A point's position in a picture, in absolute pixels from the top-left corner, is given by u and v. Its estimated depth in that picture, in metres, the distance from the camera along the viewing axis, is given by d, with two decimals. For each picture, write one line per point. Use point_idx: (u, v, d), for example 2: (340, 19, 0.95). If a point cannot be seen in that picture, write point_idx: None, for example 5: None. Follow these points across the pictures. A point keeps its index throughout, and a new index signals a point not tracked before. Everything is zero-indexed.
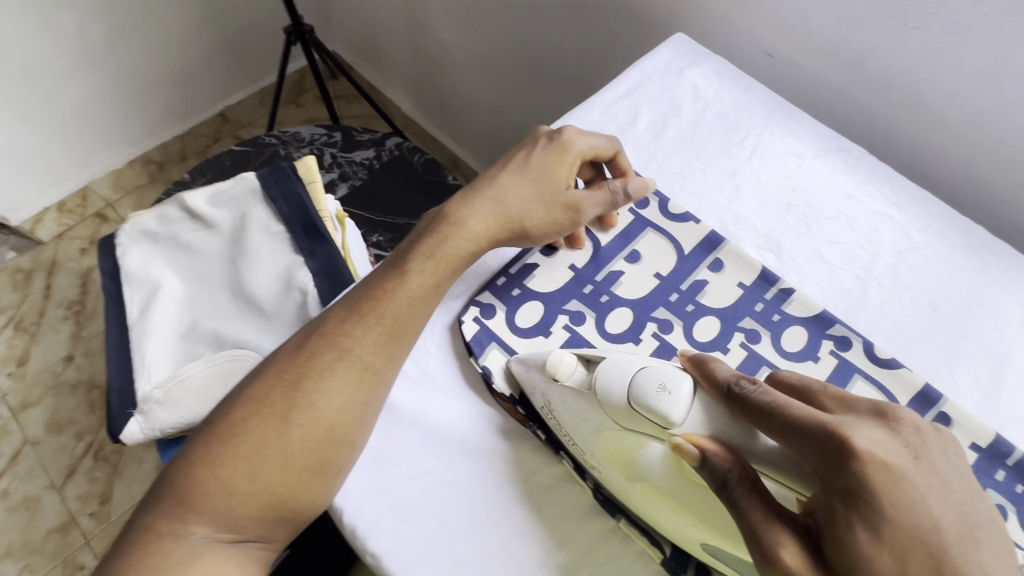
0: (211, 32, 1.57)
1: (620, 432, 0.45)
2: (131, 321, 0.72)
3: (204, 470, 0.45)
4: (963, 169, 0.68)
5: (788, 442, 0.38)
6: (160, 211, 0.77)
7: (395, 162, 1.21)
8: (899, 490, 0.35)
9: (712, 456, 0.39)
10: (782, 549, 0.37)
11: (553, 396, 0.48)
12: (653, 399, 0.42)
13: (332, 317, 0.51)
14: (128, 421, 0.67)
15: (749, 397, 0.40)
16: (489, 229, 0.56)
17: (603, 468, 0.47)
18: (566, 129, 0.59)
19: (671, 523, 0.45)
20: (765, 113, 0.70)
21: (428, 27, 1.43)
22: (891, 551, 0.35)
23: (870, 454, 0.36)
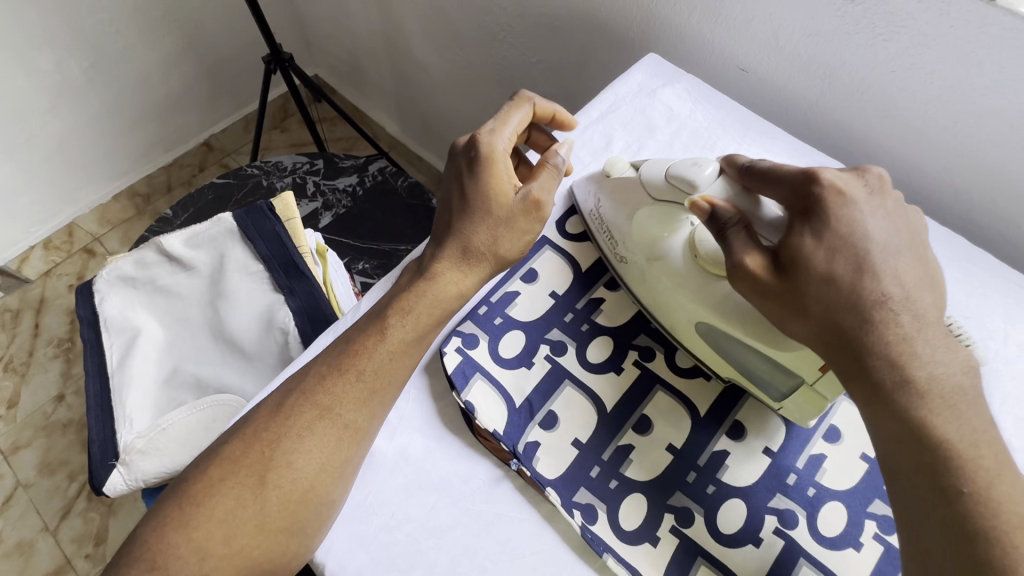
0: (192, 63, 1.57)
1: (654, 207, 0.55)
2: (111, 370, 0.71)
3: (176, 535, 0.44)
4: (941, 177, 0.68)
5: (774, 190, 0.49)
6: (136, 255, 0.76)
7: (378, 187, 1.21)
8: (847, 208, 0.44)
9: (720, 210, 0.48)
10: (746, 256, 0.46)
11: (603, 192, 0.59)
12: (685, 171, 0.51)
13: (310, 373, 0.49)
14: (110, 473, 0.66)
15: (756, 167, 0.50)
16: (458, 262, 0.53)
17: (629, 257, 0.57)
18: (476, 139, 0.54)
19: (679, 309, 0.53)
20: (740, 131, 0.69)
21: (407, 50, 1.43)
22: (827, 249, 0.44)
23: (832, 183, 0.45)
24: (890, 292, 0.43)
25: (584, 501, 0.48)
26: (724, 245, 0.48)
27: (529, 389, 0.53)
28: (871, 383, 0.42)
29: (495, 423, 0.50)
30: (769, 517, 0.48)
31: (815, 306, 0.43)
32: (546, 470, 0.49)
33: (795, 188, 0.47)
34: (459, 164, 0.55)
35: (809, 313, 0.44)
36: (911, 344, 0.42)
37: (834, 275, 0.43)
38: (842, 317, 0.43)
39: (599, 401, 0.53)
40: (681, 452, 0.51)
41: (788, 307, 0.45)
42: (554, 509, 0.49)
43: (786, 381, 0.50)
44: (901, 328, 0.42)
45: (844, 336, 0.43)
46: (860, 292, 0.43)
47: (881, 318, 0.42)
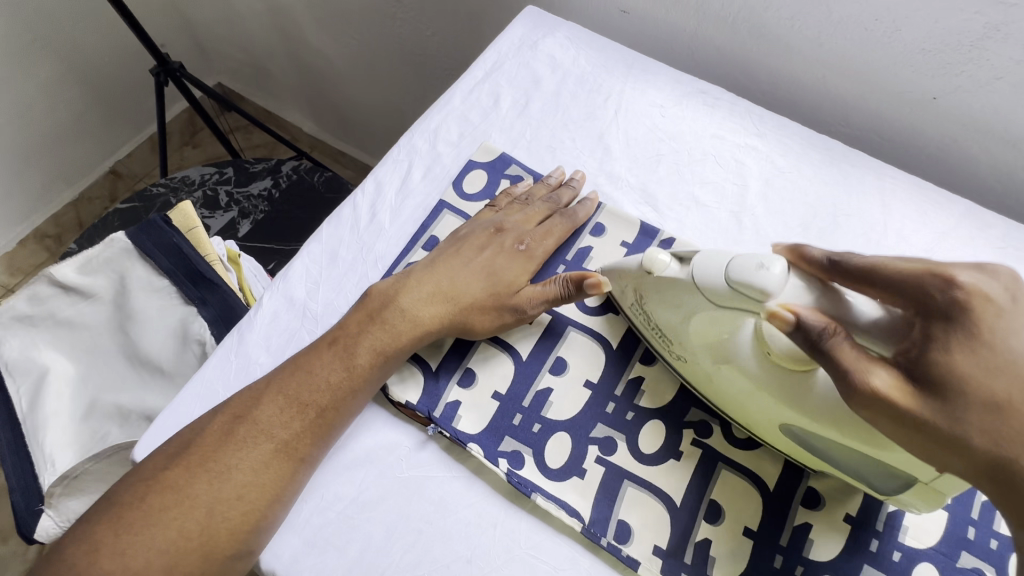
0: (77, 86, 1.46)
1: (714, 311, 0.44)
2: (22, 414, 0.66)
3: (106, 564, 0.41)
4: (818, 88, 0.71)
5: (884, 293, 0.40)
6: (27, 291, 0.70)
7: (295, 187, 1.17)
8: (996, 318, 0.37)
9: (810, 322, 0.37)
10: (870, 376, 0.36)
11: (646, 285, 0.49)
12: (755, 275, 0.40)
13: (267, 399, 0.47)
14: (38, 519, 0.62)
15: (851, 264, 0.41)
16: (439, 313, 0.52)
17: (690, 357, 0.48)
18: (532, 240, 0.56)
19: (760, 411, 0.45)
20: (624, 70, 0.70)
21: (303, 41, 1.38)
22: (985, 369, 0.36)
23: (972, 289, 0.37)
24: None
25: (510, 449, 0.49)
26: (829, 365, 0.37)
27: (444, 353, 0.53)
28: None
29: (408, 394, 0.51)
30: (687, 431, 0.50)
31: (976, 436, 0.35)
32: (468, 427, 0.50)
33: (916, 295, 0.38)
34: (503, 239, 0.56)
35: (967, 443, 0.35)
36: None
37: (998, 400, 0.35)
38: (1010, 448, 0.34)
39: (514, 351, 0.53)
40: (599, 385, 0.52)
41: (938, 439, 0.35)
42: (481, 463, 0.49)
43: (895, 480, 0.42)
44: None
45: (1020, 476, 0.34)
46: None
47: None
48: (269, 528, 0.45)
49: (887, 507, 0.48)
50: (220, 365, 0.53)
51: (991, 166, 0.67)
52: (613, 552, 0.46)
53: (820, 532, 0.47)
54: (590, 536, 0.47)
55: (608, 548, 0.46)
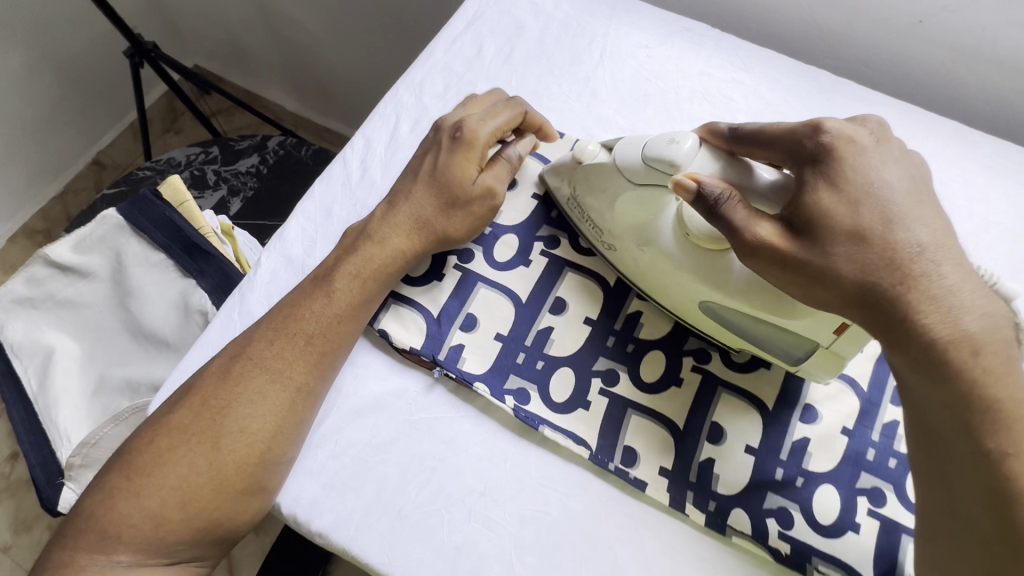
0: (51, 74, 1.43)
1: (635, 192, 0.49)
2: (33, 394, 0.68)
3: (127, 506, 0.44)
4: (802, 20, 0.70)
5: (768, 155, 0.45)
6: (24, 273, 0.70)
7: (282, 162, 1.16)
8: (858, 157, 0.41)
9: (707, 187, 0.42)
10: (755, 226, 0.41)
11: (577, 180, 0.54)
12: (665, 150, 0.45)
13: (256, 337, 0.49)
14: (60, 491, 0.64)
15: (744, 130, 0.46)
16: (409, 235, 0.52)
17: (618, 245, 0.53)
18: (466, 122, 0.54)
19: (678, 293, 0.50)
20: (607, 13, 0.69)
21: (279, 12, 1.35)
22: (847, 201, 0.39)
23: (839, 134, 0.42)
24: (923, 239, 0.38)
25: (515, 386, 0.51)
26: (721, 223, 0.42)
27: (443, 299, 0.54)
28: (903, 338, 0.38)
29: (412, 341, 0.52)
30: (686, 359, 0.52)
31: (845, 267, 0.38)
32: (473, 368, 0.51)
33: (795, 147, 0.43)
34: (442, 137, 0.55)
35: (839, 276, 0.39)
36: (950, 295, 0.37)
37: (862, 230, 0.39)
38: (876, 274, 0.38)
39: (513, 295, 0.54)
40: (598, 321, 0.53)
41: (814, 276, 0.39)
42: (487, 402, 0.50)
43: (802, 347, 0.47)
44: (938, 260, 0.38)
45: (880, 297, 0.38)
46: (894, 243, 0.38)
47: (919, 269, 0.38)
48: (279, 464, 0.47)
49: (882, 418, 0.49)
50: (224, 326, 0.53)
51: (977, 87, 0.67)
52: (621, 476, 0.48)
53: (820, 446, 0.49)
54: (598, 463, 0.48)
55: (617, 473, 0.48)
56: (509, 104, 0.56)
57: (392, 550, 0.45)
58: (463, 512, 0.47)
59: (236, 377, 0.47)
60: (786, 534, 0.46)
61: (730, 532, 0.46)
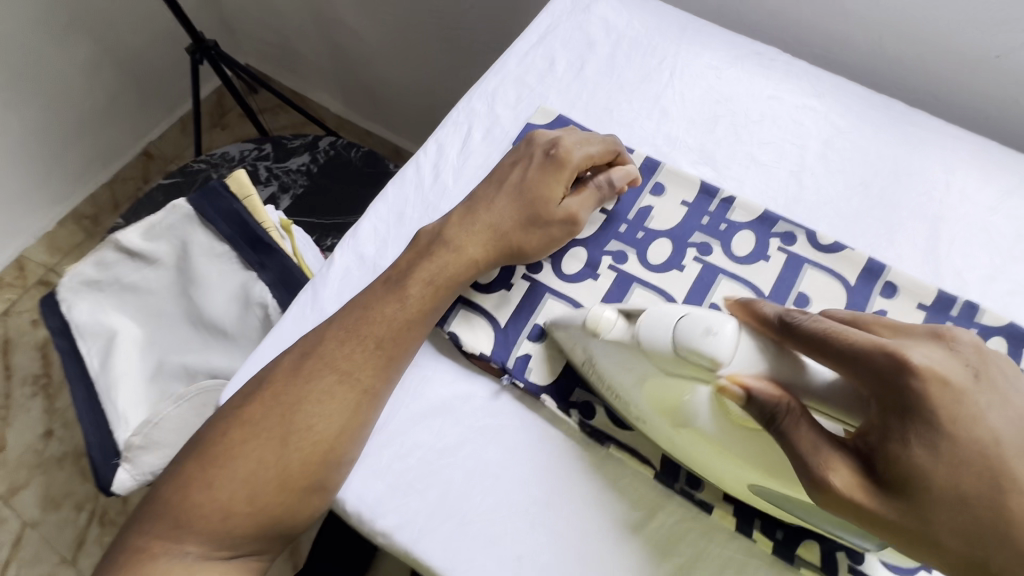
0: (111, 67, 1.48)
1: (666, 374, 0.43)
2: (95, 374, 0.69)
3: (199, 494, 0.45)
4: (873, 50, 0.70)
5: (838, 367, 0.38)
6: (95, 256, 0.72)
7: (332, 162, 1.19)
8: (958, 405, 0.36)
9: (758, 396, 0.38)
10: (829, 472, 0.36)
11: (593, 348, 0.47)
12: (701, 343, 0.39)
13: (329, 336, 0.49)
14: (116, 471, 0.66)
15: (802, 326, 0.39)
16: (484, 244, 0.53)
17: (645, 418, 0.47)
18: (562, 141, 0.56)
19: (725, 472, 0.44)
20: (677, 33, 0.70)
21: (335, 18, 1.38)
22: (948, 463, 0.35)
23: (929, 370, 0.36)
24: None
25: (581, 399, 0.51)
26: (785, 443, 0.37)
27: (512, 308, 0.54)
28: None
29: (481, 347, 0.52)
30: None
31: None
32: (540, 378, 0.51)
33: (874, 379, 0.36)
34: (534, 152, 0.57)
35: (938, 540, 0.36)
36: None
37: (963, 494, 0.35)
38: (981, 546, 0.35)
39: (580, 307, 0.55)
40: None
41: (916, 539, 0.36)
42: (553, 413, 0.51)
43: (869, 539, 0.41)
44: None
45: (988, 569, 0.35)
46: (1004, 512, 0.35)
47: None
48: (342, 464, 0.47)
49: None
50: (296, 320, 0.54)
51: None
52: (686, 496, 0.48)
53: None
54: (663, 483, 0.48)
55: (682, 493, 0.48)
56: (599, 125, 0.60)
57: (456, 556, 0.45)
58: (526, 522, 0.47)
59: (307, 375, 0.48)
60: (857, 568, 0.45)
61: (798, 561, 0.45)
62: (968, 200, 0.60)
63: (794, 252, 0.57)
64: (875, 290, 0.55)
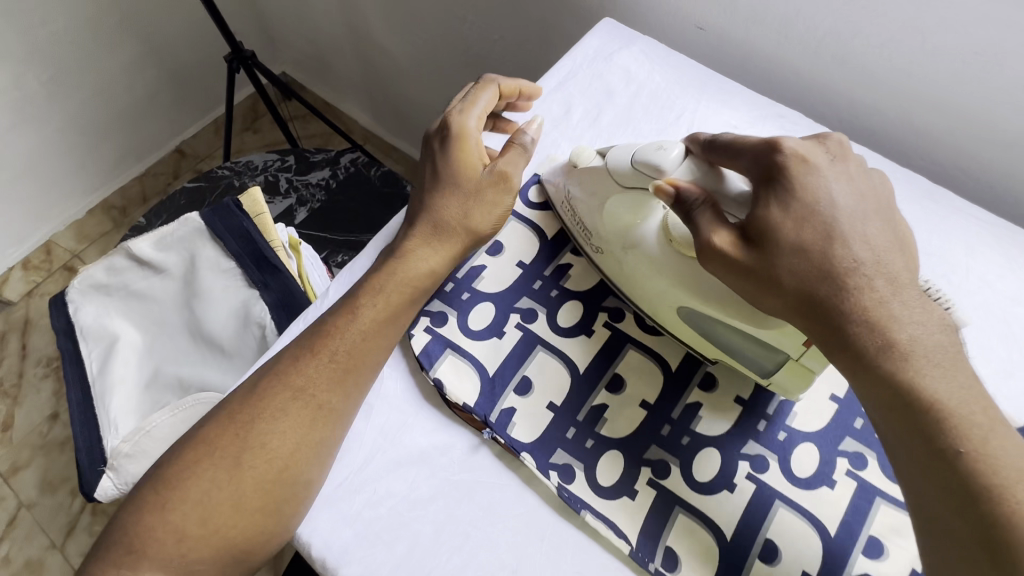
0: (153, 68, 1.53)
1: (627, 194, 0.53)
2: (92, 377, 0.71)
3: (153, 518, 0.44)
4: (900, 120, 0.68)
5: (734, 164, 0.48)
6: (105, 262, 0.74)
7: (352, 179, 1.21)
8: (811, 176, 0.44)
9: (685, 193, 0.46)
10: (712, 233, 0.45)
11: (571, 182, 0.57)
12: (654, 156, 0.48)
13: (285, 355, 0.50)
14: (100, 478, 0.65)
15: (721, 139, 0.49)
16: (431, 244, 0.54)
17: (605, 247, 0.56)
18: (450, 119, 0.56)
19: (658, 295, 0.52)
20: (698, 88, 0.69)
21: (370, 38, 1.42)
22: (794, 219, 0.43)
23: (794, 152, 0.45)
24: (859, 256, 0.42)
25: (561, 462, 0.49)
26: (690, 224, 0.46)
27: (503, 358, 0.54)
28: (850, 346, 0.41)
29: (467, 397, 0.51)
30: (742, 463, 0.49)
31: (867, 256, 0.42)
32: (522, 435, 0.50)
33: (758, 160, 0.46)
34: (431, 145, 0.57)
35: (782, 283, 0.43)
36: (889, 307, 0.41)
37: (803, 244, 0.42)
38: (815, 287, 0.42)
39: (571, 364, 0.53)
40: (655, 405, 0.52)
41: (761, 279, 0.43)
42: (532, 473, 0.49)
43: (772, 359, 0.49)
44: (886, 297, 0.41)
45: (822, 305, 0.42)
46: (831, 259, 0.42)
47: (854, 284, 0.41)
48: (298, 485, 0.46)
49: None
50: None
51: None
52: None
53: None
54: (637, 561, 0.46)
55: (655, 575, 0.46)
56: (482, 86, 0.60)
57: None
58: None
59: (262, 394, 0.48)
60: None
61: None
62: (988, 286, 0.57)
63: None
64: None
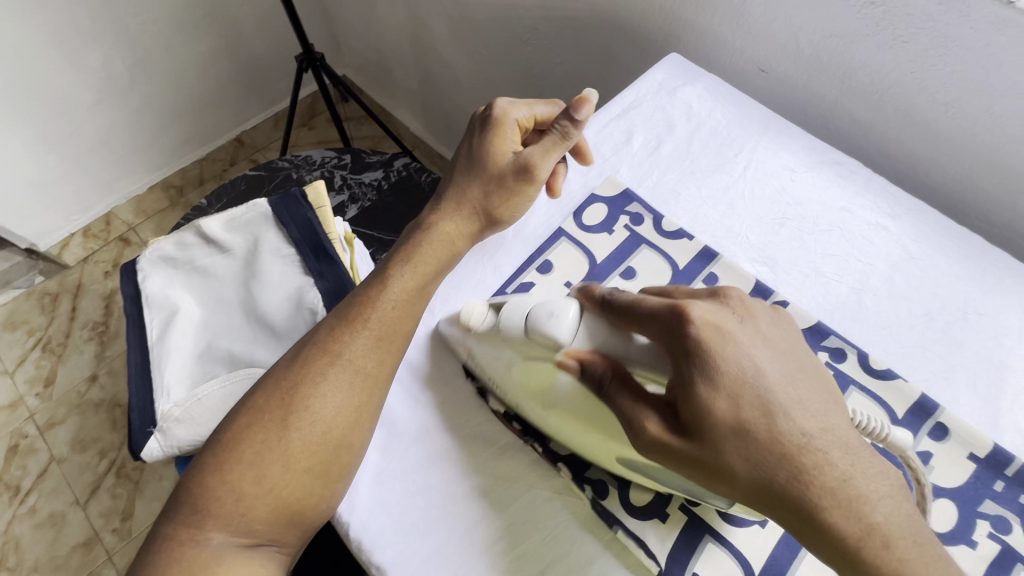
0: (227, 61, 1.62)
1: (527, 361, 0.50)
2: (152, 343, 0.75)
3: (213, 480, 0.47)
4: (960, 179, 0.68)
5: (644, 328, 0.44)
6: (177, 237, 0.80)
7: (403, 183, 1.25)
8: (726, 347, 0.40)
9: (590, 364, 0.46)
10: (644, 419, 0.42)
11: (471, 341, 0.54)
12: (546, 325, 0.47)
13: (323, 325, 0.53)
14: (148, 439, 0.69)
15: (617, 299, 0.47)
16: (457, 220, 0.59)
17: (525, 405, 0.52)
18: (498, 104, 0.62)
19: (596, 449, 0.49)
20: (758, 129, 0.71)
21: (434, 50, 1.47)
22: (728, 397, 0.40)
23: (704, 321, 0.41)
24: (808, 435, 0.40)
25: (596, 477, 0.51)
26: (613, 406, 0.45)
27: None
28: (820, 529, 0.38)
29: (510, 402, 0.54)
30: None
31: (811, 428, 0.40)
32: (560, 446, 0.52)
33: (668, 330, 0.42)
34: (475, 125, 0.63)
35: (734, 473, 0.40)
36: (852, 482, 0.39)
37: (743, 424, 0.40)
38: (772, 472, 0.39)
39: None
40: None
41: (716, 471, 0.40)
42: (566, 482, 0.51)
43: (727, 500, 0.44)
44: (828, 453, 0.39)
45: (776, 491, 0.39)
46: (776, 437, 0.39)
47: (811, 462, 0.39)
48: (342, 451, 0.49)
49: None
50: None
51: None
52: None
53: None
54: None
55: None
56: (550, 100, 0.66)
57: None
58: None
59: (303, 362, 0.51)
60: None
61: None
62: None
63: (842, 372, 0.56)
64: (923, 430, 0.53)
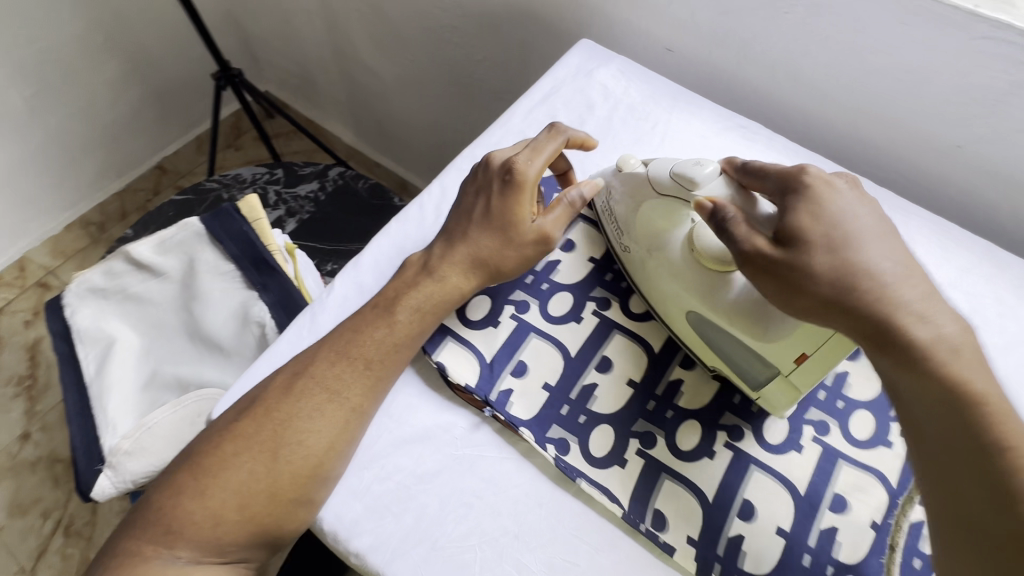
0: (138, 86, 1.55)
1: (658, 202, 0.55)
2: (89, 380, 0.72)
3: (190, 502, 0.46)
4: (848, 131, 0.76)
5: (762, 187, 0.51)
6: (104, 266, 0.75)
7: (340, 191, 1.24)
8: (833, 193, 0.46)
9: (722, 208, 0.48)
10: (753, 238, 0.46)
11: (614, 187, 0.59)
12: (690, 169, 0.52)
13: (322, 354, 0.52)
14: (97, 477, 0.66)
15: (754, 164, 0.52)
16: (465, 272, 0.56)
17: (632, 248, 0.59)
18: (514, 162, 0.56)
19: (674, 299, 0.55)
20: (670, 102, 0.76)
21: (357, 58, 1.47)
22: (817, 224, 0.45)
23: (819, 175, 0.47)
24: (887, 269, 0.43)
25: (557, 436, 0.53)
26: (727, 237, 0.47)
27: (498, 346, 0.57)
28: (920, 380, 0.41)
29: (467, 378, 0.55)
30: (721, 433, 0.54)
31: (890, 267, 0.43)
32: (520, 412, 0.54)
33: (789, 180, 0.48)
34: (491, 180, 0.58)
35: (817, 281, 0.43)
36: (907, 305, 0.42)
37: (832, 246, 0.44)
38: (846, 283, 0.43)
39: (563, 347, 0.57)
40: (641, 384, 0.56)
41: (802, 280, 0.44)
42: (530, 447, 0.54)
43: (764, 372, 0.51)
44: (903, 293, 0.42)
45: (851, 301, 0.43)
46: (859, 261, 0.44)
47: (878, 287, 0.42)
48: (328, 480, 0.49)
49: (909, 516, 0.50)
50: (293, 339, 0.58)
51: (1010, 214, 0.72)
52: (650, 538, 0.50)
53: (847, 536, 0.49)
54: (629, 522, 0.50)
55: (647, 535, 0.50)
56: (552, 133, 0.60)
57: None
58: (495, 552, 0.48)
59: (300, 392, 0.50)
60: None
61: None
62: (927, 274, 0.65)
63: None
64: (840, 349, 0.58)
